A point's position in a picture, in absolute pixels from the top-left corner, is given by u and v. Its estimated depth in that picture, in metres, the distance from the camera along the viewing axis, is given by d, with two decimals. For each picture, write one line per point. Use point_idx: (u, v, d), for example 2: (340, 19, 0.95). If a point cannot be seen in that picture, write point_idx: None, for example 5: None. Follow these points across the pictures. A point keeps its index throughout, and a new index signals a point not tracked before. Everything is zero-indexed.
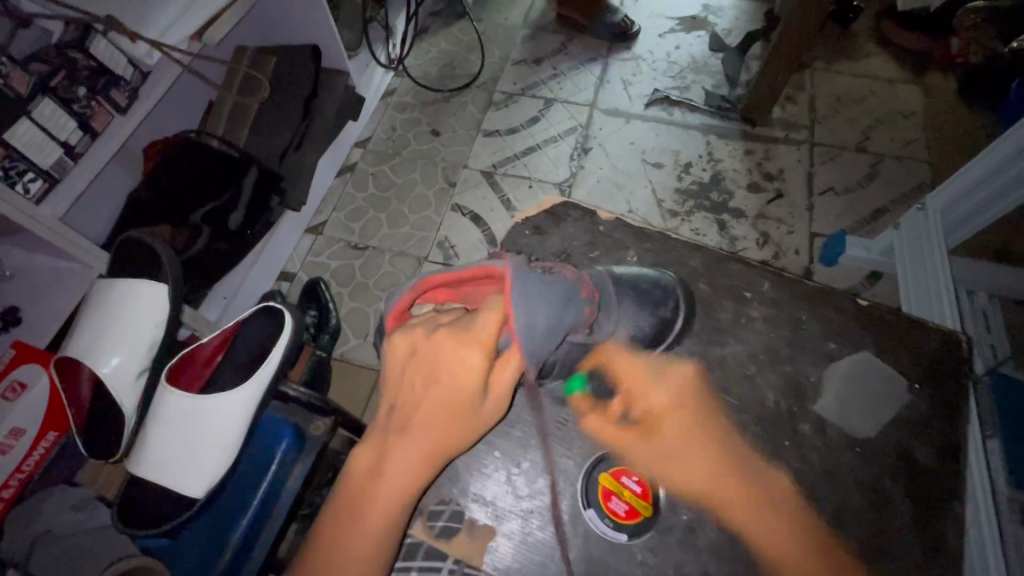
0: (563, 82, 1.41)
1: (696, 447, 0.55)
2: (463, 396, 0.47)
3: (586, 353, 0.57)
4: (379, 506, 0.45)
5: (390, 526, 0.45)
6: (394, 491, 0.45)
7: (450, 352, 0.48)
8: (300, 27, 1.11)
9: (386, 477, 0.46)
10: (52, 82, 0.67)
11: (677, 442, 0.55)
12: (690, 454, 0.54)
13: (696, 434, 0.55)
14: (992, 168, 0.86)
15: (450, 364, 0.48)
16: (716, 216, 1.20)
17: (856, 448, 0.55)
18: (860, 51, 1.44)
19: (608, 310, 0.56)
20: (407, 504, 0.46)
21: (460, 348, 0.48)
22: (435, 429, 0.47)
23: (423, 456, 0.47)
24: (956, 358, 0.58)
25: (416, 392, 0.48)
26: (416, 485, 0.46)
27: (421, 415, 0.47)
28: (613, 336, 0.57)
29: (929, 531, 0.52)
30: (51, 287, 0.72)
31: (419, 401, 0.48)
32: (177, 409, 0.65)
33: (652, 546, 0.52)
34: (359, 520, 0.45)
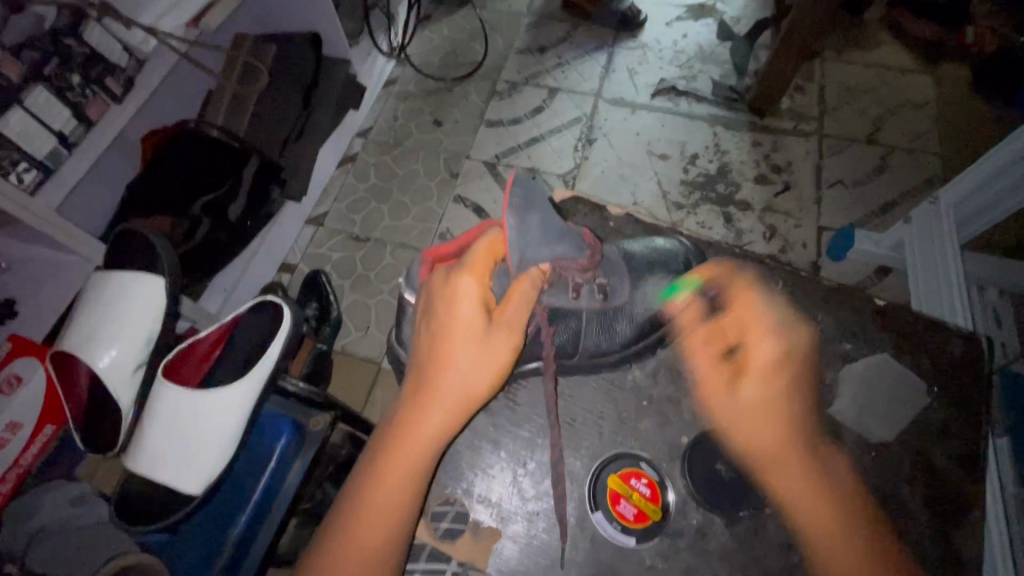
0: (567, 71, 1.39)
1: (787, 416, 0.49)
2: (473, 340, 0.46)
3: (598, 345, 0.56)
4: (399, 464, 0.45)
5: (406, 496, 0.45)
6: (413, 449, 0.45)
7: (450, 299, 0.47)
8: (299, 13, 1.09)
9: (404, 437, 0.45)
10: (46, 70, 0.65)
11: (758, 409, 0.49)
12: (765, 418, 0.48)
13: (789, 405, 0.49)
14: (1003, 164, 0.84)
15: (457, 315, 0.47)
16: (722, 209, 1.18)
17: (872, 452, 0.55)
18: (872, 40, 1.41)
19: (616, 281, 0.57)
20: (428, 458, 0.45)
21: (458, 294, 0.47)
22: (446, 390, 0.46)
23: (434, 420, 0.46)
24: (973, 363, 0.59)
25: (424, 348, 0.48)
26: (429, 453, 0.46)
27: (428, 369, 0.46)
28: (620, 333, 0.57)
29: (945, 537, 0.52)
30: (47, 279, 0.71)
31: (429, 360, 0.47)
32: (173, 405, 0.64)
33: (660, 552, 0.51)
34: (375, 491, 0.45)
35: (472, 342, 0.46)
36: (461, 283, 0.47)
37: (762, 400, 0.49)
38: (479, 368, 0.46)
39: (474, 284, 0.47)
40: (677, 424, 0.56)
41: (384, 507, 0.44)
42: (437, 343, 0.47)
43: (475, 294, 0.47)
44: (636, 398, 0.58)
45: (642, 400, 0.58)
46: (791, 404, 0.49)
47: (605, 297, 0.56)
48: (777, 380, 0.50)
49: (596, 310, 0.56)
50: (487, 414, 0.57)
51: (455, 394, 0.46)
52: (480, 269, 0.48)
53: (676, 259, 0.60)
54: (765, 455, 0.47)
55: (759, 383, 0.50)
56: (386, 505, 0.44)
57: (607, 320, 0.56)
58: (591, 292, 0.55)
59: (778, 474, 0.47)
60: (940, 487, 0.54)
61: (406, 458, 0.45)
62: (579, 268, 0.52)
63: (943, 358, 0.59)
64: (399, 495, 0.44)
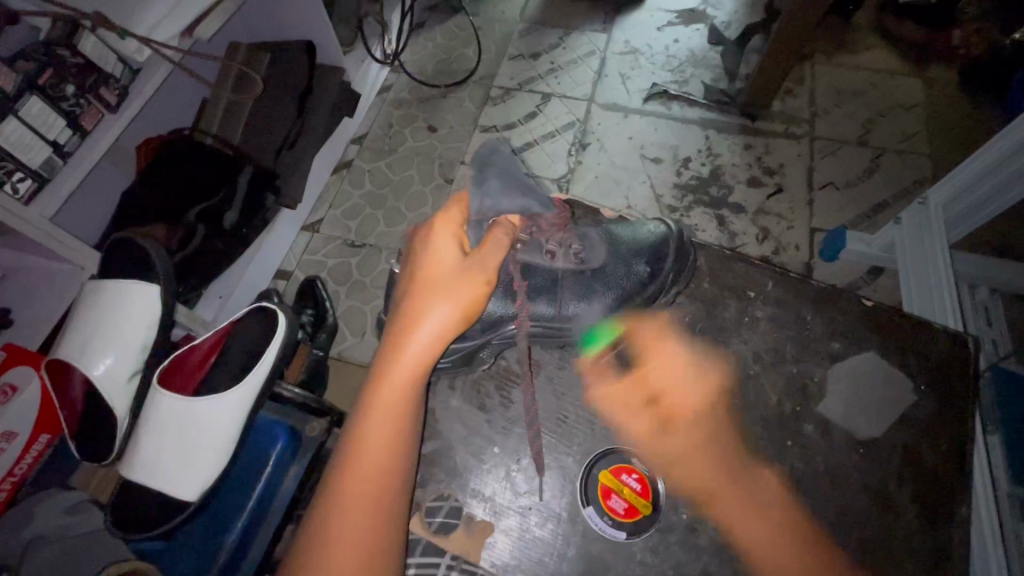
0: (560, 77, 1.40)
1: (717, 458, 0.57)
2: (444, 282, 0.51)
3: (562, 318, 0.58)
4: (391, 395, 0.49)
5: (404, 408, 0.49)
6: (394, 390, 0.49)
7: (425, 254, 0.53)
8: (294, 21, 1.09)
9: (383, 381, 0.50)
10: (40, 81, 0.66)
11: (693, 439, 0.57)
12: (694, 458, 0.56)
13: (720, 444, 0.57)
14: (999, 160, 0.84)
15: (440, 249, 0.53)
16: (716, 212, 1.19)
17: (859, 450, 0.58)
18: (860, 42, 1.42)
19: (592, 246, 0.61)
20: (418, 375, 0.50)
21: (431, 248, 0.54)
22: (425, 309, 0.50)
23: (419, 338, 0.50)
24: (960, 360, 0.62)
25: (404, 296, 0.53)
26: (422, 370, 0.50)
27: (406, 313, 0.50)
28: (586, 314, 0.59)
29: (929, 532, 0.55)
30: (42, 288, 0.72)
31: (413, 292, 0.52)
32: (167, 412, 0.64)
33: (652, 547, 0.54)
34: (375, 406, 0.49)
35: (442, 285, 0.50)
36: (435, 238, 0.54)
37: (694, 430, 0.58)
38: (447, 306, 0.49)
39: (446, 236, 0.55)
40: (668, 421, 0.60)
41: (376, 451, 0.48)
42: (415, 285, 0.52)
43: (447, 244, 0.54)
44: (627, 396, 0.61)
45: (634, 398, 0.61)
46: (726, 462, 0.56)
47: (580, 257, 0.61)
48: (709, 417, 0.59)
49: (574, 269, 0.60)
50: (483, 413, 0.60)
51: (427, 333, 0.49)
52: (451, 224, 0.56)
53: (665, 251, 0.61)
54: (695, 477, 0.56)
55: (688, 422, 0.58)
56: (377, 449, 0.48)
57: (585, 281, 0.59)
58: (566, 252, 0.60)
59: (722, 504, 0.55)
60: (927, 482, 0.57)
61: (389, 400, 0.49)
62: (550, 224, 0.61)
63: (930, 358, 0.62)
64: (395, 419, 0.49)
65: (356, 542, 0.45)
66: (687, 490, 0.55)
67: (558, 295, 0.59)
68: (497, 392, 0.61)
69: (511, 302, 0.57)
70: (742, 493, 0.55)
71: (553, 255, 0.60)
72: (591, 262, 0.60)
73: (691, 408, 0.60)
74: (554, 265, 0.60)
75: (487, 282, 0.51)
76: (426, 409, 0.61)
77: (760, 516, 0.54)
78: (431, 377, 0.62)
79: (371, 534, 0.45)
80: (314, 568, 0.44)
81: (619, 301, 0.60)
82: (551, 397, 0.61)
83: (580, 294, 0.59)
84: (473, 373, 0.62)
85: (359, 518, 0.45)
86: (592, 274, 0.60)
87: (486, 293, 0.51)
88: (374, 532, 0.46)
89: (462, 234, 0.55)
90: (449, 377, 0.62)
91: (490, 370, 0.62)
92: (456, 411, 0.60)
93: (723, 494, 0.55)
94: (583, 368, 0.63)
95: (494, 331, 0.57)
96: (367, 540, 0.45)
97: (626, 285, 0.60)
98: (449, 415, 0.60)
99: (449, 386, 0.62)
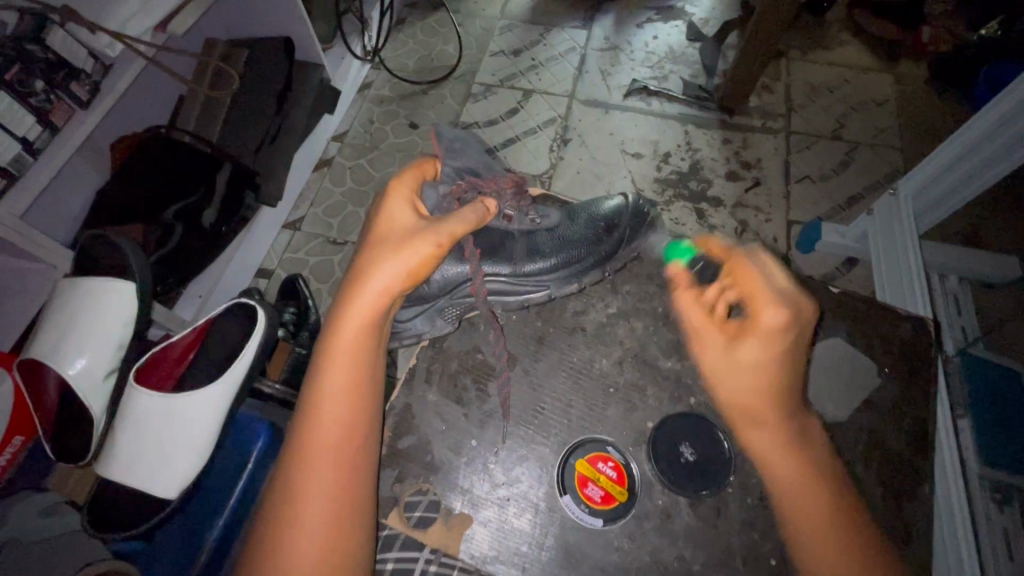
0: (541, 73, 1.40)
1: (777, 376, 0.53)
2: (393, 242, 0.53)
3: (517, 276, 0.66)
4: (347, 351, 0.50)
5: (364, 363, 0.50)
6: (347, 344, 0.50)
7: (378, 218, 0.56)
8: (272, 17, 1.08)
9: (338, 339, 0.50)
10: (7, 76, 0.64)
11: (759, 366, 0.53)
12: (762, 379, 0.53)
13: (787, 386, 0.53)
14: (967, 149, 0.86)
15: (393, 215, 0.56)
16: (695, 205, 1.21)
17: (830, 434, 0.59)
18: (833, 39, 1.46)
19: (549, 214, 0.70)
20: (374, 329, 0.51)
21: (384, 213, 0.56)
22: (376, 266, 0.51)
23: (372, 293, 0.51)
24: (924, 346, 0.64)
25: (357, 260, 0.54)
26: (378, 326, 0.52)
27: (359, 271, 0.52)
28: (540, 273, 0.66)
29: (898, 514, 0.56)
30: (14, 287, 0.71)
31: (366, 255, 0.53)
32: (145, 410, 0.63)
33: (628, 533, 0.55)
34: (334, 364, 0.49)
35: (391, 243, 0.53)
36: (388, 204, 0.56)
37: (768, 360, 0.53)
38: (396, 264, 0.51)
39: (399, 202, 0.56)
40: (643, 410, 0.61)
41: (336, 404, 0.49)
42: (369, 249, 0.53)
43: (400, 208, 0.56)
44: (603, 385, 0.62)
45: (611, 388, 0.62)
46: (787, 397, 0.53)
47: (536, 222, 0.69)
48: (787, 353, 0.53)
49: (529, 229, 0.68)
50: (461, 406, 0.61)
51: (375, 288, 0.51)
52: (403, 190, 0.58)
53: (618, 217, 0.69)
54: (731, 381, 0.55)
55: (764, 342, 0.53)
56: (336, 404, 0.48)
57: (539, 238, 0.68)
58: (522, 217, 0.69)
59: (758, 436, 0.53)
60: (895, 464, 0.58)
61: (345, 356, 0.50)
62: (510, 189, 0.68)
63: (896, 345, 0.64)
64: (354, 374, 0.50)
65: (329, 493, 0.46)
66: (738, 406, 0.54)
67: (511, 254, 0.66)
68: (475, 385, 0.62)
69: (463, 263, 0.65)
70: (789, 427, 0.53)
71: (510, 220, 0.68)
72: (546, 224, 0.69)
73: (666, 397, 0.61)
74: (511, 227, 0.68)
75: (437, 244, 0.53)
76: (404, 403, 0.61)
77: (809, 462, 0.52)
78: (411, 368, 0.63)
79: (337, 483, 0.47)
80: (289, 519, 0.45)
81: (571, 257, 0.67)
82: (528, 389, 0.62)
83: (531, 251, 0.67)
84: (451, 366, 0.63)
85: (325, 468, 0.47)
86: (544, 234, 0.68)
87: (435, 255, 0.53)
88: (343, 481, 0.47)
89: (413, 201, 0.58)
90: (426, 370, 0.63)
91: (467, 364, 0.63)
92: (433, 405, 0.61)
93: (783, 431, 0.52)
94: (559, 360, 0.64)
95: (450, 292, 0.65)
96: (334, 490, 0.46)
97: (583, 241, 0.68)
98: (426, 409, 0.61)
99: (427, 380, 0.62)
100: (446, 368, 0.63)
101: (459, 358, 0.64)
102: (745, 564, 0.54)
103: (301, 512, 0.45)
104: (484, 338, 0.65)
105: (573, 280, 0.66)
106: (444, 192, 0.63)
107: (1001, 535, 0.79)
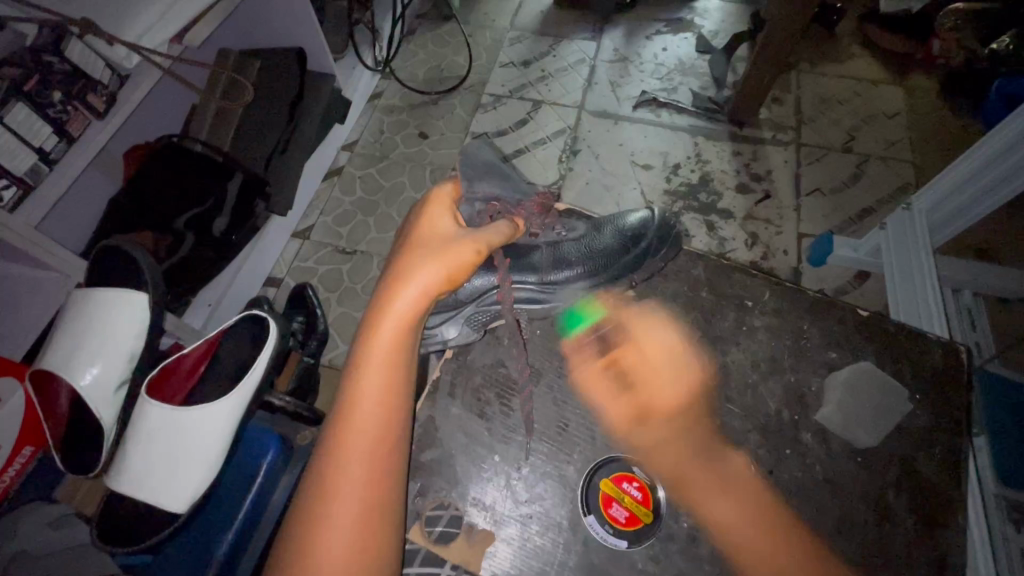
0: (551, 84, 1.41)
1: (677, 435, 0.59)
2: (434, 246, 0.53)
3: (543, 289, 0.65)
4: (383, 351, 0.49)
5: (400, 362, 0.50)
6: (385, 343, 0.49)
7: (419, 226, 0.57)
8: (286, 29, 1.09)
9: (374, 339, 0.49)
10: (26, 87, 0.65)
11: (667, 433, 0.58)
12: (670, 442, 0.58)
13: (683, 439, 0.58)
14: (993, 158, 0.84)
15: (435, 223, 0.57)
16: (705, 217, 1.20)
17: (858, 458, 0.59)
18: (844, 52, 1.46)
19: (575, 226, 0.71)
20: (410, 331, 0.51)
21: (425, 221, 0.57)
22: (416, 268, 0.51)
23: (410, 291, 0.51)
24: (947, 367, 0.64)
25: (395, 263, 0.54)
26: (415, 327, 0.51)
27: (398, 274, 0.52)
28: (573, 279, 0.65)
29: (929, 543, 0.55)
30: (25, 299, 0.70)
31: (406, 258, 0.53)
32: (158, 423, 0.62)
33: (652, 555, 0.54)
34: (369, 365, 0.49)
35: (432, 249, 0.53)
36: (429, 214, 0.58)
37: (668, 429, 0.59)
38: (435, 269, 0.51)
39: (440, 213, 0.58)
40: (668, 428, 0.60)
41: (375, 402, 0.48)
42: (406, 253, 0.54)
43: (442, 218, 0.57)
44: (628, 405, 0.61)
45: (635, 406, 0.61)
46: (688, 450, 0.58)
47: (561, 235, 0.70)
48: (679, 416, 0.60)
49: (553, 240, 0.69)
50: (483, 422, 0.60)
51: (413, 289, 0.51)
52: (444, 202, 0.59)
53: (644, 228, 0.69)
54: (667, 458, 0.57)
55: (665, 413, 0.60)
56: (372, 402, 0.48)
57: (563, 249, 0.67)
58: (548, 232, 0.69)
59: (694, 492, 0.56)
60: (922, 489, 0.57)
61: (382, 355, 0.49)
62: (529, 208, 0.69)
63: (920, 366, 0.64)
64: (389, 374, 0.49)
65: (359, 493, 0.45)
66: (709, 521, 0.54)
67: (537, 263, 0.65)
68: (498, 401, 0.62)
69: (491, 273, 0.64)
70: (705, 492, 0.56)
71: (535, 236, 0.69)
72: (571, 236, 0.69)
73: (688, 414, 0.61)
74: (536, 241, 0.68)
75: (477, 252, 0.54)
76: (426, 418, 0.61)
77: (713, 475, 0.57)
78: (433, 384, 0.63)
79: (369, 482, 0.46)
80: (320, 515, 0.45)
81: (597, 268, 0.66)
82: (552, 405, 0.61)
83: (558, 259, 0.66)
84: (474, 381, 0.63)
85: (359, 468, 0.46)
86: (570, 244, 0.68)
87: (474, 262, 0.54)
88: (373, 481, 0.46)
89: (453, 212, 0.59)
90: (450, 383, 0.63)
91: (491, 379, 0.63)
92: (457, 419, 0.60)
93: (689, 474, 0.56)
94: (583, 376, 0.63)
95: (478, 299, 0.63)
96: (365, 490, 0.46)
97: (610, 251, 0.67)
98: (450, 424, 0.60)
99: (450, 394, 0.62)
100: (469, 383, 0.63)
101: (483, 373, 0.64)
102: None
103: (335, 508, 0.45)
104: (508, 353, 0.65)
105: (600, 289, 0.66)
106: (479, 207, 0.63)
107: None
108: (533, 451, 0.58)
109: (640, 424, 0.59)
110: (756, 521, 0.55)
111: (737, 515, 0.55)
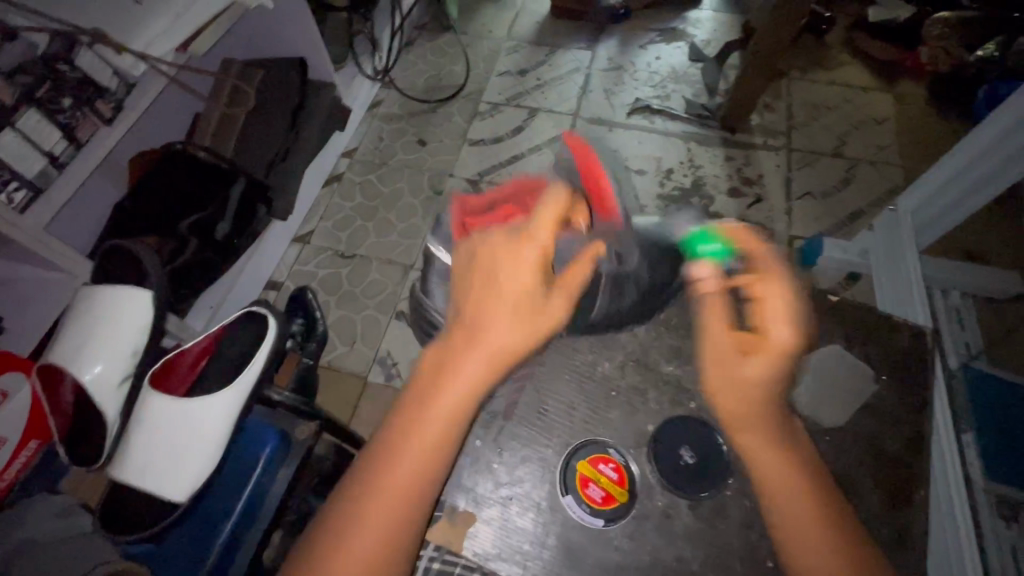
0: (547, 92, 1.44)
1: (769, 377, 0.50)
2: (515, 291, 0.47)
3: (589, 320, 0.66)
4: (448, 399, 0.45)
5: (461, 417, 0.45)
6: (458, 392, 0.45)
7: (515, 248, 0.49)
8: (288, 40, 1.13)
9: (442, 382, 0.46)
10: (39, 94, 0.69)
11: (757, 380, 0.50)
12: (751, 387, 0.50)
13: (770, 384, 0.50)
14: (978, 153, 0.86)
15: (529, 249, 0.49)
16: (697, 221, 1.23)
17: (826, 437, 0.60)
18: (834, 60, 1.49)
19: None
20: (480, 388, 0.45)
21: (527, 244, 0.49)
22: (497, 315, 0.46)
23: (486, 344, 0.46)
24: (919, 352, 0.65)
25: (471, 291, 0.48)
26: (488, 382, 0.46)
27: (475, 312, 0.47)
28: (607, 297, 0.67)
29: (894, 519, 0.56)
30: (33, 298, 0.73)
31: (496, 291, 0.47)
32: (165, 413, 0.67)
33: (628, 533, 0.55)
34: (430, 405, 0.45)
35: (511, 295, 0.47)
36: (532, 234, 0.49)
37: (764, 378, 0.50)
38: (512, 324, 0.46)
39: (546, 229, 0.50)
40: (646, 414, 0.62)
41: (430, 439, 0.45)
42: (483, 280, 0.48)
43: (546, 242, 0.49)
44: (606, 389, 0.63)
45: (613, 390, 0.63)
46: (769, 404, 0.50)
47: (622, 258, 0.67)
48: (782, 363, 0.50)
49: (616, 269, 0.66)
50: None
51: (485, 339, 0.46)
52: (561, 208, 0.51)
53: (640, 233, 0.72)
54: (735, 398, 0.50)
55: (768, 360, 0.50)
56: (428, 452, 0.44)
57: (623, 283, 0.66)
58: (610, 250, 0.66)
59: (749, 437, 0.49)
60: (895, 473, 0.58)
61: (448, 403, 0.45)
62: None
63: (893, 354, 0.65)
64: (448, 426, 0.45)
65: (379, 538, 0.42)
66: (766, 479, 0.48)
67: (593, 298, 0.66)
68: None
69: None
70: (768, 440, 0.49)
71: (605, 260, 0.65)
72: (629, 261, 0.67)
73: (669, 402, 0.62)
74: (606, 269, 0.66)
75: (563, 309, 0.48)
76: None
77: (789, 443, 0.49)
78: None
79: (391, 532, 0.43)
80: (333, 546, 0.42)
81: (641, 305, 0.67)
82: (534, 392, 0.62)
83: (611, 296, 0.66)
84: None
85: (386, 513, 0.43)
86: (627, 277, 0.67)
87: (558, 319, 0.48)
88: (396, 527, 0.43)
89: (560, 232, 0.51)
90: None
91: None
92: None
93: (762, 425, 0.49)
94: (565, 363, 0.64)
95: None
96: (386, 535, 0.42)
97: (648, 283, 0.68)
98: None
99: None
100: None
101: None
102: (742, 565, 0.54)
103: (355, 538, 0.42)
104: None
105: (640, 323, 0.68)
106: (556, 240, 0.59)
107: (1010, 552, 0.79)
108: (518, 439, 0.60)
109: (747, 361, 0.51)
110: (803, 491, 0.47)
111: (795, 485, 0.47)
